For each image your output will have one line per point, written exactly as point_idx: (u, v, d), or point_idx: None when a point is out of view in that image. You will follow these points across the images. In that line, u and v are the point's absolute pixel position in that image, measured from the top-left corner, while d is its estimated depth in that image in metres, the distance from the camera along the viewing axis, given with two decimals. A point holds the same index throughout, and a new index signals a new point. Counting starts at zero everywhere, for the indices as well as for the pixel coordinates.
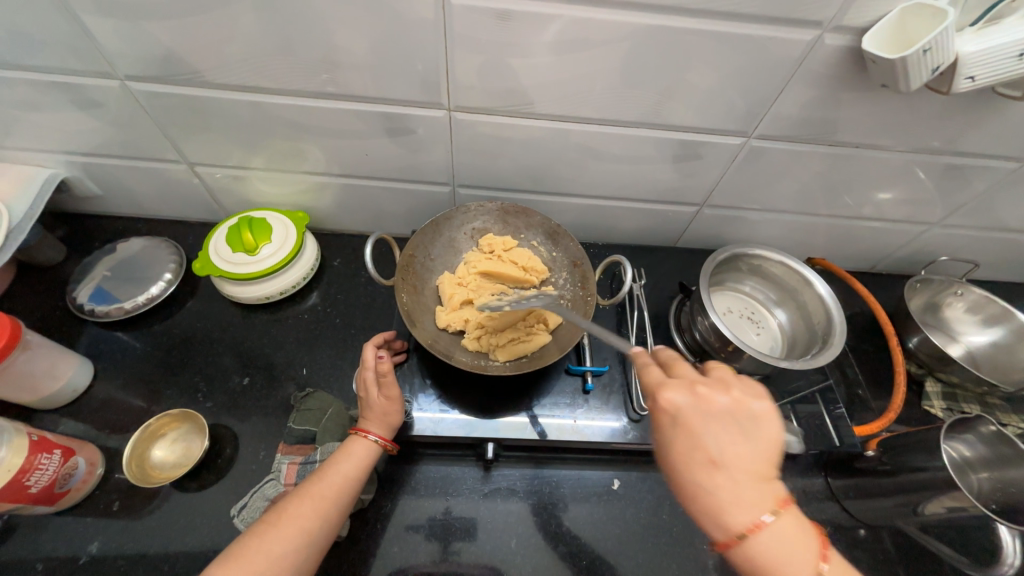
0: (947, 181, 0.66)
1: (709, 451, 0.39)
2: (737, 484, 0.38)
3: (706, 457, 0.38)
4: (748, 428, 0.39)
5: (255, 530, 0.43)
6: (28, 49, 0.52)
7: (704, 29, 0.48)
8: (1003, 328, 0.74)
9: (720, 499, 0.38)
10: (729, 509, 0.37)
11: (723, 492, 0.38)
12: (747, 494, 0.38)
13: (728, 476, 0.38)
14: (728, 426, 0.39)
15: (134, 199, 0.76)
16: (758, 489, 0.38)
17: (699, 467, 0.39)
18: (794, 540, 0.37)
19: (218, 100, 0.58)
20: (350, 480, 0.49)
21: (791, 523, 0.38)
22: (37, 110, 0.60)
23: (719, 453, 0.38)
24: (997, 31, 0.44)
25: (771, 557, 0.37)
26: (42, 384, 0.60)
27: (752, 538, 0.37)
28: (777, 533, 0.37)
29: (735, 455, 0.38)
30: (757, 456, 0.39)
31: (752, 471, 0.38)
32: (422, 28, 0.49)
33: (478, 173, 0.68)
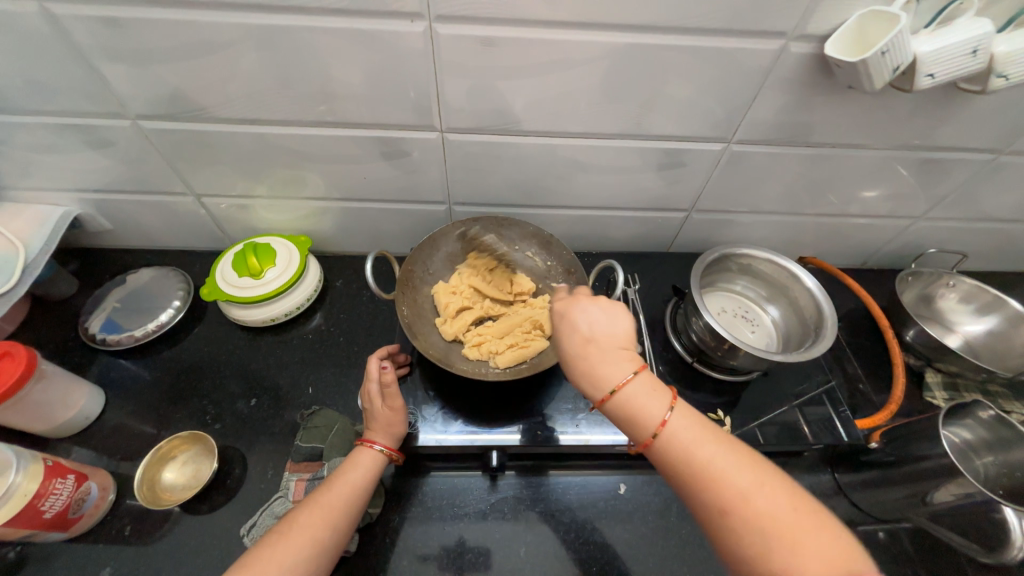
0: (925, 175, 0.69)
1: (579, 332, 0.46)
2: (602, 356, 0.44)
3: (580, 339, 0.45)
4: (610, 311, 0.46)
5: (266, 542, 0.44)
6: (47, 96, 0.56)
7: (677, 43, 0.51)
8: (997, 316, 0.75)
9: (591, 367, 0.44)
10: (600, 373, 0.43)
11: (594, 361, 0.44)
12: (612, 361, 0.43)
13: (598, 349, 0.44)
14: (590, 309, 0.46)
15: (143, 231, 0.79)
16: (621, 354, 0.44)
17: (576, 346, 0.45)
18: (656, 395, 0.42)
19: (223, 133, 0.61)
20: (356, 490, 0.49)
21: (653, 381, 0.43)
22: (53, 151, 0.63)
23: (587, 332, 0.45)
24: (950, 31, 0.47)
25: (637, 410, 0.42)
26: (57, 412, 0.62)
27: (622, 397, 0.42)
28: (641, 391, 0.42)
29: (600, 331, 0.45)
30: (618, 333, 0.45)
31: (615, 343, 0.44)
32: (412, 56, 0.52)
33: (472, 190, 0.71)
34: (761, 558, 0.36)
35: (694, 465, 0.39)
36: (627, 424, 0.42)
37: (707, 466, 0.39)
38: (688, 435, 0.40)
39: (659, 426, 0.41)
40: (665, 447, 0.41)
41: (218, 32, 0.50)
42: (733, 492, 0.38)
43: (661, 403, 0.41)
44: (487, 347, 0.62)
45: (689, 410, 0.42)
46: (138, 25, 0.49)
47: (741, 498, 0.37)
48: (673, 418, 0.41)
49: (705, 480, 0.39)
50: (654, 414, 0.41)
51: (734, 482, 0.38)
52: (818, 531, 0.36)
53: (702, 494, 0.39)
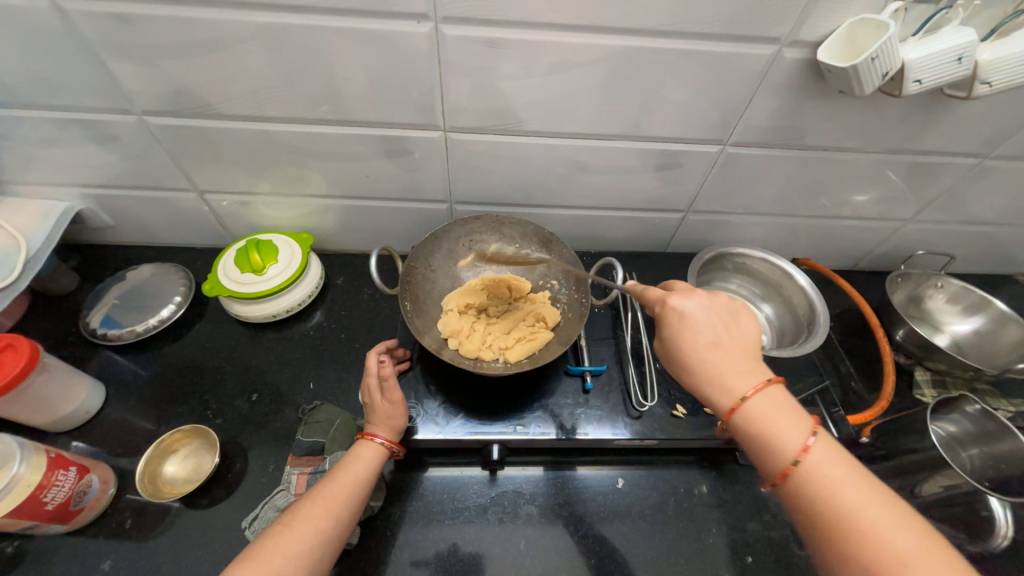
0: (914, 178, 0.71)
1: (703, 336, 0.44)
2: (736, 363, 0.42)
3: (704, 340, 0.43)
4: (734, 315, 0.45)
5: (271, 531, 0.44)
6: (54, 91, 0.56)
7: (674, 47, 0.53)
8: (984, 316, 0.78)
9: (722, 373, 0.42)
10: (731, 382, 0.42)
11: (726, 367, 0.42)
12: (747, 372, 0.42)
13: (728, 355, 0.43)
14: (718, 315, 0.45)
15: (144, 227, 0.79)
16: (754, 369, 0.42)
17: (700, 347, 0.43)
18: (796, 420, 0.40)
19: (228, 130, 0.62)
20: (360, 481, 0.50)
21: (791, 407, 0.41)
22: (58, 146, 0.63)
23: (714, 335, 0.44)
24: (937, 39, 0.49)
25: (770, 434, 0.40)
26: (58, 406, 0.62)
27: (754, 413, 0.40)
28: (778, 411, 0.40)
29: (729, 339, 0.44)
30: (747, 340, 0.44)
31: (747, 352, 0.43)
32: (417, 56, 0.53)
33: (473, 190, 0.72)
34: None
35: (838, 504, 0.37)
36: (754, 443, 0.41)
37: (852, 511, 0.36)
38: (833, 473, 0.38)
39: (800, 455, 0.38)
40: (805, 481, 0.38)
41: (227, 30, 0.51)
42: (887, 550, 0.35)
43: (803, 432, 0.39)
44: (498, 344, 0.63)
45: (833, 445, 0.39)
46: (148, 22, 0.50)
47: (894, 555, 0.34)
48: (815, 449, 0.39)
49: (849, 525, 0.36)
50: (793, 442, 0.39)
51: (882, 531, 0.35)
52: None
53: (837, 537, 0.36)
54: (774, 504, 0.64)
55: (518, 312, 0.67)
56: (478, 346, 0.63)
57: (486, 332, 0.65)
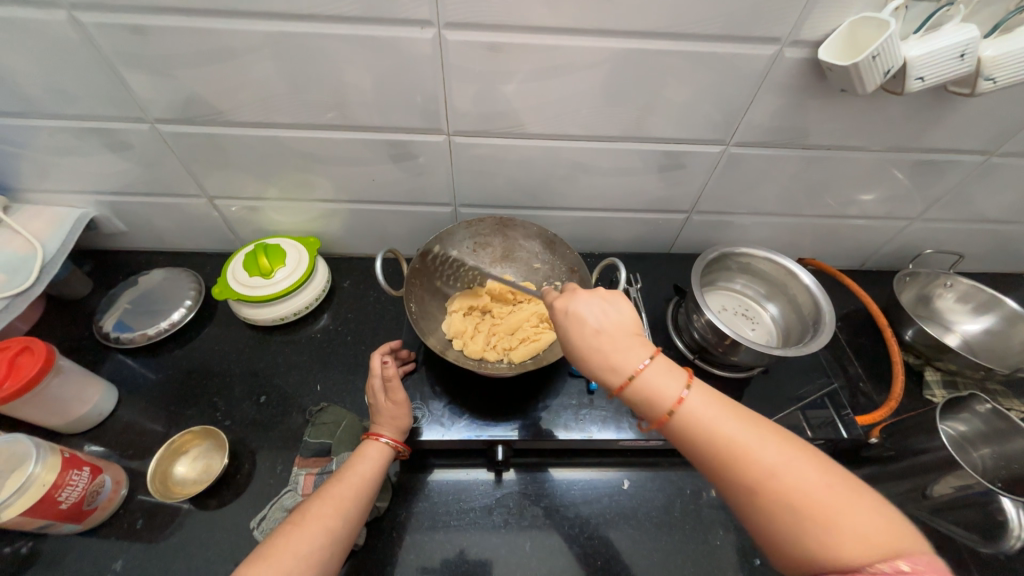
0: (920, 177, 0.70)
1: (586, 323, 0.44)
2: (617, 343, 0.43)
3: (588, 329, 0.44)
4: (611, 300, 0.46)
5: (281, 530, 0.45)
6: (71, 101, 0.58)
7: (674, 49, 0.53)
8: (994, 315, 0.76)
9: (607, 357, 0.43)
10: (614, 359, 0.42)
11: (609, 350, 0.43)
12: (627, 348, 0.43)
13: (610, 339, 0.43)
14: (593, 300, 0.45)
15: (156, 233, 0.81)
16: (632, 340, 0.43)
17: (586, 339, 0.44)
18: (674, 377, 0.42)
19: (238, 137, 0.64)
20: (367, 480, 0.51)
21: (668, 364, 0.42)
22: (74, 154, 0.65)
23: (596, 324, 0.44)
24: (939, 36, 0.49)
25: (654, 394, 0.41)
26: (72, 408, 0.63)
27: (638, 381, 0.41)
28: (659, 375, 0.42)
29: (607, 321, 0.44)
30: (626, 320, 0.45)
31: (627, 330, 0.44)
32: (421, 62, 0.54)
33: (477, 192, 0.73)
34: (797, 526, 0.35)
35: (718, 441, 0.39)
36: (646, 410, 0.42)
37: (729, 444, 0.39)
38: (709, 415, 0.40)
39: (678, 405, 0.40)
40: (687, 428, 0.40)
41: (236, 40, 0.52)
42: (762, 472, 0.37)
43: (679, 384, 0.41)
44: (502, 345, 0.64)
45: (706, 389, 0.42)
46: (160, 33, 0.51)
47: (768, 472, 0.37)
48: (691, 398, 0.41)
49: (731, 457, 0.38)
50: (672, 396, 0.41)
51: (759, 458, 0.38)
52: (853, 500, 0.35)
53: (725, 471, 0.39)
54: None
55: (522, 310, 0.67)
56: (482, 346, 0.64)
57: (490, 333, 0.66)
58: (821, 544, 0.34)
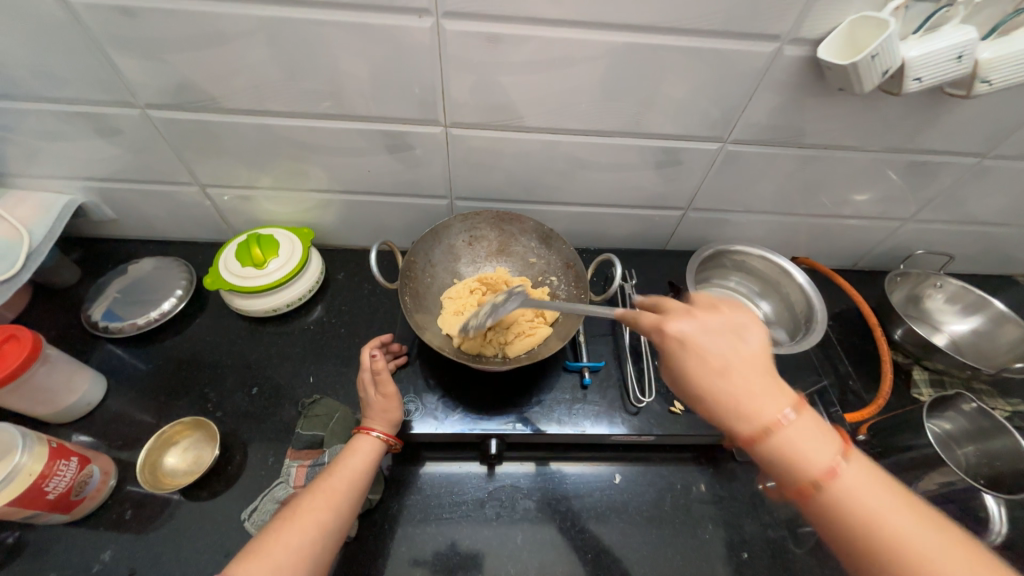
0: (914, 178, 0.71)
1: (711, 359, 0.41)
2: (752, 387, 0.39)
3: (714, 364, 0.40)
4: (739, 331, 0.42)
5: (271, 526, 0.45)
6: (58, 83, 0.57)
7: (674, 44, 0.53)
8: (982, 315, 0.78)
9: (739, 400, 0.39)
10: (749, 406, 0.39)
11: (741, 393, 0.39)
12: (764, 395, 0.39)
13: (742, 379, 0.39)
14: (718, 332, 0.42)
15: (146, 221, 0.80)
16: (770, 387, 0.39)
17: (710, 375, 0.40)
18: (823, 441, 0.37)
19: (230, 124, 0.62)
20: (359, 474, 0.51)
21: (813, 423, 0.38)
22: (61, 139, 0.64)
23: (724, 360, 0.40)
24: (936, 37, 0.49)
25: (796, 454, 0.37)
26: (59, 397, 0.62)
27: (776, 433, 0.37)
28: (804, 433, 0.38)
29: (738, 359, 0.40)
30: (761, 358, 0.41)
31: (764, 372, 0.40)
32: (419, 52, 0.54)
33: (474, 185, 0.72)
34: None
35: (883, 533, 0.34)
36: (783, 472, 0.38)
37: (889, 532, 0.34)
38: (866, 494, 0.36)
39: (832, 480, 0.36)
40: (837, 503, 0.36)
41: (230, 25, 0.51)
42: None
43: (831, 451, 0.37)
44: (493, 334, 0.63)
45: (862, 462, 0.37)
46: (151, 15, 0.50)
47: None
48: (843, 469, 0.37)
49: (903, 555, 0.33)
50: (821, 463, 0.37)
51: (929, 556, 0.33)
52: None
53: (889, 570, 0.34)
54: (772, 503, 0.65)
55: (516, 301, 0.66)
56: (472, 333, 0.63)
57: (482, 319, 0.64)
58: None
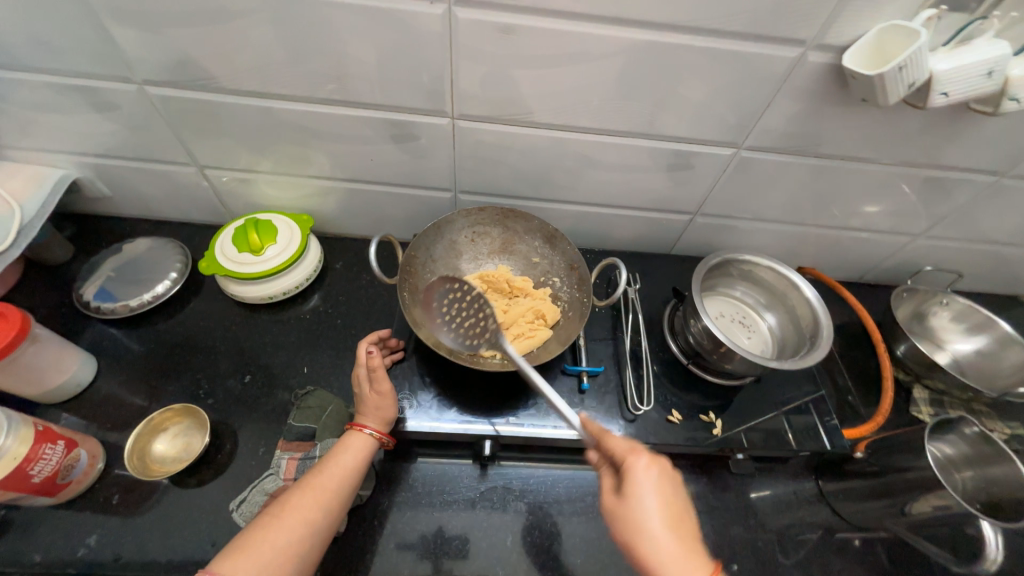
0: (929, 193, 0.69)
1: (660, 510, 0.43)
2: (679, 553, 0.41)
3: (661, 517, 0.42)
4: (682, 496, 0.45)
5: (260, 523, 0.44)
6: (52, 54, 0.55)
7: (694, 44, 0.51)
8: (987, 336, 0.77)
9: (666, 566, 0.41)
10: (672, 572, 0.40)
11: (667, 556, 0.41)
12: (687, 566, 0.41)
13: (671, 543, 0.42)
14: (668, 493, 0.44)
15: (142, 200, 0.78)
16: (692, 558, 0.41)
17: (649, 532, 0.42)
18: None
19: (231, 105, 0.60)
20: (349, 473, 0.50)
21: None
22: (55, 112, 0.62)
23: (665, 519, 0.42)
24: (967, 51, 0.47)
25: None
26: (48, 378, 0.61)
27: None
28: None
29: (675, 516, 0.43)
30: (690, 524, 0.44)
31: (690, 539, 0.43)
32: (429, 39, 0.52)
33: (479, 179, 0.70)
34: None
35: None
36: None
37: None
38: None
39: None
40: None
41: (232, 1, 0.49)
42: None
43: None
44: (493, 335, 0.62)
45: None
46: None
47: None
48: None
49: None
50: None
51: None
52: None
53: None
54: (764, 515, 0.65)
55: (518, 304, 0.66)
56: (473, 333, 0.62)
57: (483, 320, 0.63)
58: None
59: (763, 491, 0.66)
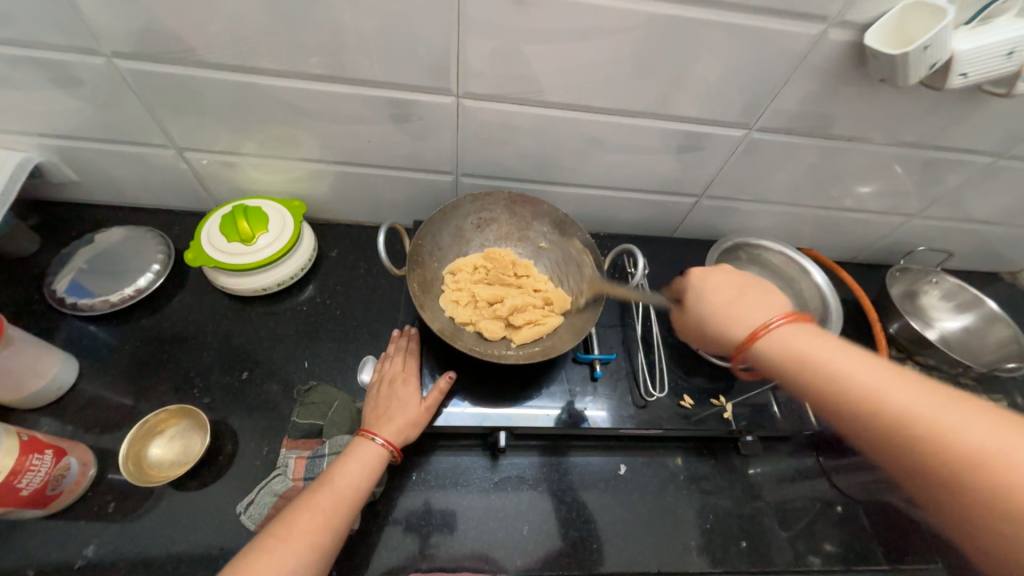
0: (929, 175, 0.70)
1: (722, 293, 0.48)
2: (748, 309, 0.46)
3: (722, 297, 0.48)
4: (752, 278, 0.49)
5: (264, 543, 0.42)
6: (1, 22, 0.48)
7: (714, 20, 0.49)
8: (974, 313, 0.80)
9: (736, 321, 0.46)
10: (742, 324, 0.45)
11: (738, 315, 0.46)
12: (760, 313, 0.45)
13: (744, 305, 0.46)
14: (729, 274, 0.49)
15: (114, 185, 0.72)
16: (769, 308, 0.46)
17: (720, 305, 0.48)
18: (814, 336, 0.42)
19: (211, 81, 0.55)
20: (358, 490, 0.49)
21: (808, 326, 0.42)
22: (8, 88, 0.55)
23: (732, 292, 0.48)
24: (988, 31, 0.46)
25: (787, 350, 0.42)
26: (25, 382, 0.57)
27: (766, 338, 0.43)
28: (790, 331, 0.42)
29: (747, 292, 0.48)
30: (765, 292, 0.47)
31: (763, 300, 0.46)
32: (433, 10, 0.48)
33: (482, 162, 0.67)
34: (922, 453, 0.34)
35: (864, 391, 0.37)
36: (781, 369, 0.42)
37: (893, 399, 0.36)
38: (865, 374, 0.38)
39: (826, 363, 0.39)
40: (832, 382, 0.39)
41: None
42: (945, 434, 0.33)
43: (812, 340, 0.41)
44: (501, 311, 0.61)
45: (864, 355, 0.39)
46: None
47: (944, 428, 0.33)
48: (829, 353, 0.40)
49: (893, 409, 0.36)
50: (805, 350, 0.41)
51: (937, 420, 0.34)
52: None
53: (878, 422, 0.36)
54: (769, 491, 0.67)
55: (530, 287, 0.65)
56: (477, 317, 0.62)
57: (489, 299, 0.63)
58: (958, 472, 0.32)
59: (767, 469, 0.68)
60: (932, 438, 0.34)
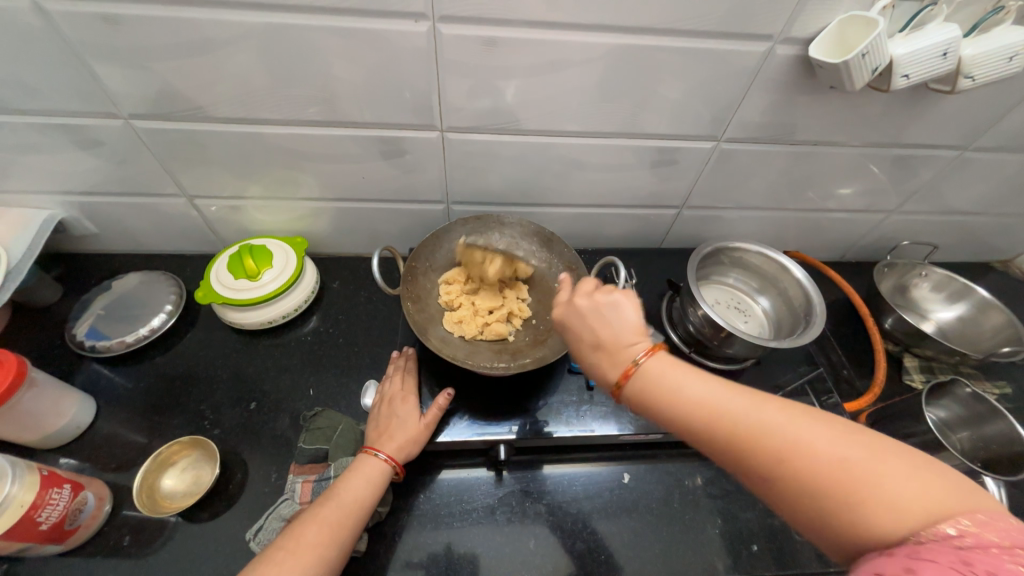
0: (899, 171, 0.73)
1: (590, 331, 0.44)
2: (614, 349, 0.42)
3: (590, 336, 0.44)
4: (609, 305, 0.44)
5: (270, 556, 0.44)
6: (35, 96, 0.54)
7: (668, 46, 0.53)
8: (967, 302, 0.80)
9: (604, 364, 0.43)
10: (614, 364, 0.42)
11: (603, 359, 0.43)
12: (622, 355, 0.42)
13: (607, 349, 0.43)
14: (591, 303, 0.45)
15: (130, 234, 0.77)
16: (633, 343, 0.42)
17: (587, 343, 0.45)
18: (684, 373, 0.39)
19: (218, 133, 0.61)
20: (362, 504, 0.50)
21: (672, 364, 0.40)
22: (38, 152, 0.61)
23: (596, 331, 0.44)
24: (922, 36, 0.50)
25: (656, 395, 0.39)
26: (47, 422, 0.60)
27: (637, 384, 0.40)
28: (663, 370, 0.40)
29: (609, 324, 0.43)
30: (627, 324, 0.43)
31: (625, 336, 0.42)
32: (413, 58, 0.53)
33: (470, 189, 0.71)
34: (804, 495, 0.33)
35: (739, 431, 0.35)
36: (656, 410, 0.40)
37: (765, 435, 0.35)
38: (738, 408, 0.36)
39: (714, 407, 0.37)
40: (710, 424, 0.37)
41: (218, 32, 0.50)
42: (827, 467, 0.32)
43: (687, 380, 0.39)
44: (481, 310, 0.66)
45: (724, 381, 0.38)
46: (135, 23, 0.48)
47: (818, 461, 0.33)
48: (699, 392, 0.38)
49: (767, 448, 0.34)
50: (684, 395, 0.38)
51: (811, 455, 0.33)
52: (928, 485, 0.30)
53: (752, 460, 0.35)
54: None
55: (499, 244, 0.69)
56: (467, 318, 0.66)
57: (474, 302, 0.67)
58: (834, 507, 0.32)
59: None
60: (812, 475, 0.32)
